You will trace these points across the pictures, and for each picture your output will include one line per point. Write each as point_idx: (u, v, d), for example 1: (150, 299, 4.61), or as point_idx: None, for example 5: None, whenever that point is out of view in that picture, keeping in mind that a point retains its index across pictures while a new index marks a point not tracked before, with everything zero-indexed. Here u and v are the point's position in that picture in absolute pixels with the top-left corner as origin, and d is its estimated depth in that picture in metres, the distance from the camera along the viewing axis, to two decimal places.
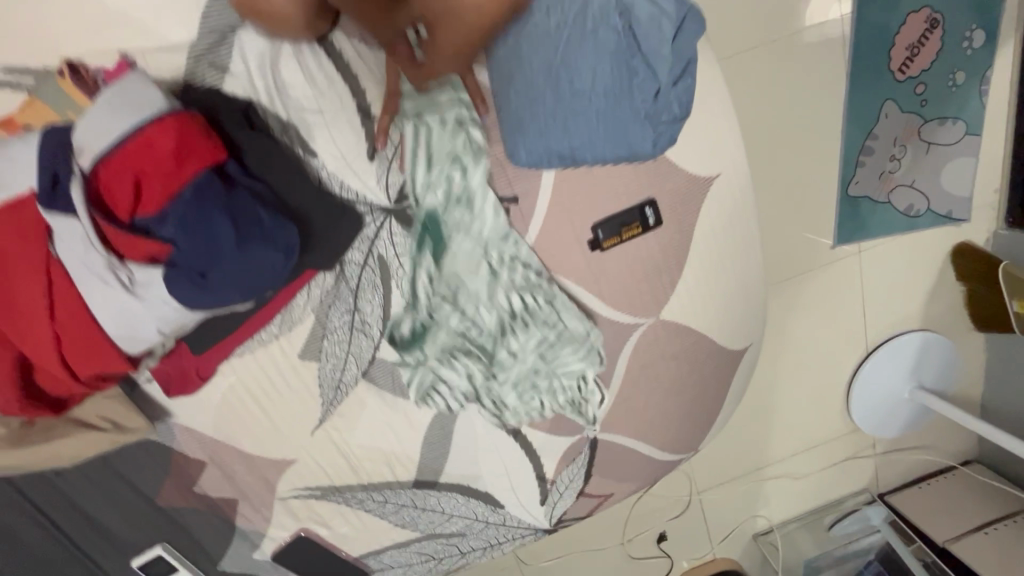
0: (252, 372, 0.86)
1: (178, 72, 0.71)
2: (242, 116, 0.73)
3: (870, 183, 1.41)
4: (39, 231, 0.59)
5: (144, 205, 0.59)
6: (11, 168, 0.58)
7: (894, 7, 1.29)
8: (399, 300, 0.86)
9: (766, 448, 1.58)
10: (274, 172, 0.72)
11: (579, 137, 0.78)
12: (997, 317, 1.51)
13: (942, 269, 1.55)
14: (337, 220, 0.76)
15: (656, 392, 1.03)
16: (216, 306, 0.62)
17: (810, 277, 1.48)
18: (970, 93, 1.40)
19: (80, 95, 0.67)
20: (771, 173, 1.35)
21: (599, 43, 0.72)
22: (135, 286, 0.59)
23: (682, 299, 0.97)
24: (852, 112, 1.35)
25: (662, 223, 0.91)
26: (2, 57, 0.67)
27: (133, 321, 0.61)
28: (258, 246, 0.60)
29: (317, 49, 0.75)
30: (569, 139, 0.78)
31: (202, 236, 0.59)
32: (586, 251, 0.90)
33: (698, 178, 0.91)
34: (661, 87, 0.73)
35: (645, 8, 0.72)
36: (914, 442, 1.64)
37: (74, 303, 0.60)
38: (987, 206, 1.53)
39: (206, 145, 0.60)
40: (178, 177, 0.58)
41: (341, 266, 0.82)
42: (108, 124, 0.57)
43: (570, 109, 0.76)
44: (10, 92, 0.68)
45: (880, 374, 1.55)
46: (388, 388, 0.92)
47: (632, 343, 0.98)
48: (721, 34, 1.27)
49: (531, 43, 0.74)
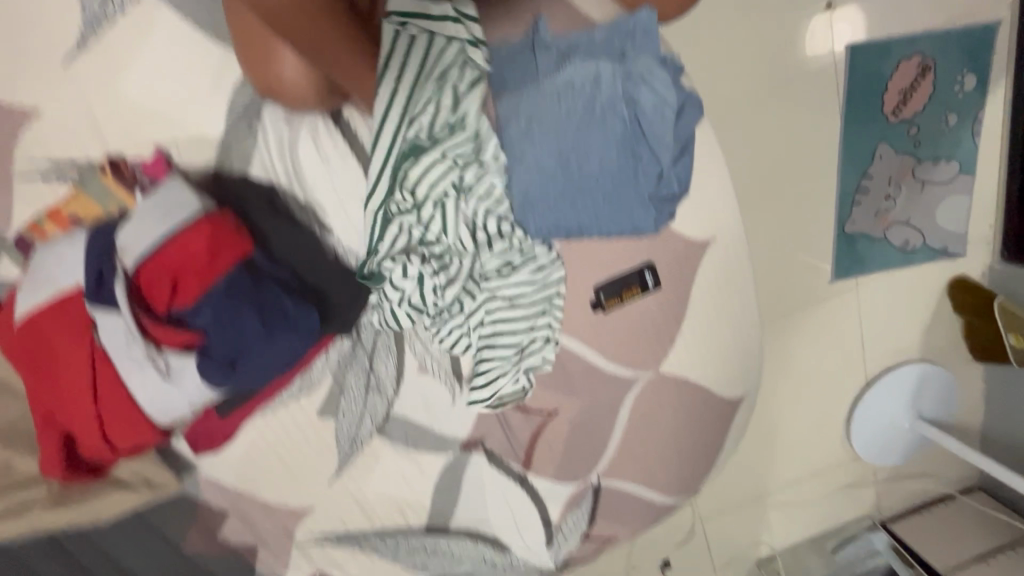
0: (274, 428, 0.92)
1: (206, 161, 0.77)
2: (265, 200, 0.78)
3: (865, 222, 1.41)
4: (86, 323, 0.65)
5: (180, 300, 0.64)
6: (62, 265, 0.66)
7: (888, 50, 1.29)
8: (412, 361, 0.92)
9: (769, 477, 1.58)
10: (297, 253, 0.76)
11: (587, 214, 0.75)
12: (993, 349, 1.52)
13: (939, 302, 1.54)
14: (353, 293, 0.80)
15: (656, 439, 1.06)
16: (244, 388, 0.68)
17: (813, 310, 1.46)
18: (962, 133, 1.40)
19: (124, 193, 0.74)
20: (772, 211, 1.36)
21: (607, 131, 0.72)
22: (171, 373, 0.64)
23: (681, 354, 1.01)
24: (848, 152, 1.34)
25: (661, 285, 0.96)
26: (50, 151, 0.73)
27: (167, 403, 0.66)
28: (283, 332, 0.66)
29: (332, 126, 0.77)
30: (578, 218, 0.76)
31: (232, 327, 0.65)
32: (589, 310, 0.95)
33: (693, 244, 0.96)
34: (662, 169, 0.76)
35: (649, 96, 0.73)
36: (914, 470, 1.66)
37: (115, 387, 0.65)
38: (981, 240, 1.52)
39: (236, 239, 0.65)
40: (210, 273, 0.64)
41: (358, 332, 0.87)
42: (150, 230, 0.64)
43: (577, 190, 0.74)
44: (57, 183, 0.74)
45: (880, 405, 1.57)
46: (402, 441, 0.97)
47: (632, 396, 1.02)
48: (721, 76, 1.26)
49: (542, 128, 0.71)
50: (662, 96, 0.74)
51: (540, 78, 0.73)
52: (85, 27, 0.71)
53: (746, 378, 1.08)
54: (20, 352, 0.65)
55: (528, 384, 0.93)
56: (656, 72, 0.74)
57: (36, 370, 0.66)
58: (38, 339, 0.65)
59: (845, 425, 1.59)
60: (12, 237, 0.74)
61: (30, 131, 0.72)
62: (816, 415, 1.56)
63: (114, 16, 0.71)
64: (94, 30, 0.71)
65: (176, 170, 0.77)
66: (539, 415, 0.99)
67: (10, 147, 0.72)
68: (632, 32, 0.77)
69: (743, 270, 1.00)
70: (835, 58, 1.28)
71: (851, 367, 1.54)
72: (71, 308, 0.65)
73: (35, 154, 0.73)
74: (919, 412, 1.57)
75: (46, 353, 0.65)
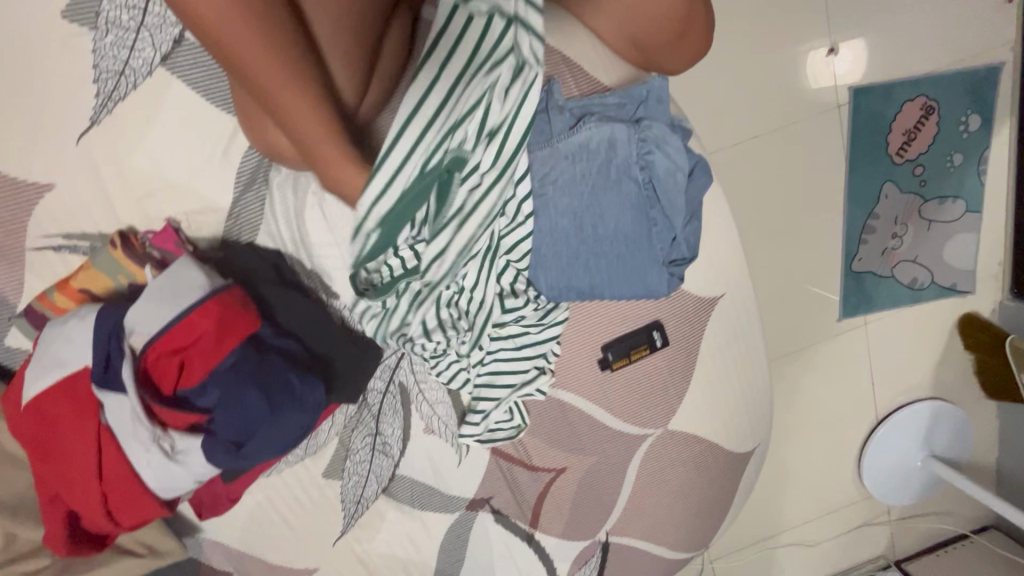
0: (279, 492, 0.90)
1: (217, 231, 0.78)
2: (273, 268, 0.78)
3: (873, 260, 1.38)
4: (93, 404, 0.65)
5: (188, 379, 0.66)
6: (69, 347, 0.65)
7: (889, 95, 1.29)
8: (418, 421, 0.91)
9: (779, 516, 1.53)
10: (302, 321, 0.76)
11: (600, 275, 0.79)
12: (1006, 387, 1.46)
13: (949, 340, 1.50)
14: (358, 359, 0.79)
15: (667, 497, 1.02)
16: (249, 466, 0.67)
17: (818, 349, 1.45)
18: (966, 173, 1.37)
19: (134, 267, 0.74)
20: (777, 250, 1.35)
21: (622, 196, 0.76)
22: (176, 453, 0.64)
23: (690, 410, 0.99)
24: (852, 193, 1.34)
25: (669, 344, 0.94)
26: (64, 225, 0.74)
27: (172, 482, 0.66)
28: (288, 409, 0.65)
29: None
30: (590, 278, 0.79)
31: (239, 407, 0.64)
32: (597, 369, 0.93)
33: (703, 300, 0.94)
34: (675, 234, 0.79)
35: (663, 162, 0.75)
36: (928, 509, 1.60)
37: (120, 466, 0.65)
38: (991, 278, 1.47)
39: (242, 317, 0.65)
40: (217, 352, 0.65)
41: (364, 395, 0.87)
42: (158, 311, 0.64)
43: (593, 251, 0.77)
44: (71, 254, 0.75)
45: (892, 443, 1.50)
46: (408, 501, 0.95)
47: (642, 453, 0.99)
48: (721, 121, 1.28)
49: (558, 190, 0.75)
50: (676, 161, 0.76)
51: (555, 140, 0.75)
52: (99, 103, 0.71)
53: (755, 432, 1.05)
54: (25, 432, 0.65)
55: (518, 421, 0.91)
56: (670, 138, 0.77)
57: (42, 450, 0.66)
58: (43, 420, 0.65)
59: (855, 461, 1.53)
60: (25, 308, 0.76)
61: (41, 205, 0.73)
62: (822, 461, 1.52)
63: (126, 91, 0.71)
64: (107, 107, 0.71)
65: (186, 239, 0.77)
66: (548, 472, 0.98)
67: (23, 222, 0.73)
68: (646, 99, 0.81)
69: (752, 325, 0.98)
70: (839, 100, 1.29)
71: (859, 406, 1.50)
72: (78, 387, 0.65)
73: (50, 229, 0.74)
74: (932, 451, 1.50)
75: (52, 433, 0.65)
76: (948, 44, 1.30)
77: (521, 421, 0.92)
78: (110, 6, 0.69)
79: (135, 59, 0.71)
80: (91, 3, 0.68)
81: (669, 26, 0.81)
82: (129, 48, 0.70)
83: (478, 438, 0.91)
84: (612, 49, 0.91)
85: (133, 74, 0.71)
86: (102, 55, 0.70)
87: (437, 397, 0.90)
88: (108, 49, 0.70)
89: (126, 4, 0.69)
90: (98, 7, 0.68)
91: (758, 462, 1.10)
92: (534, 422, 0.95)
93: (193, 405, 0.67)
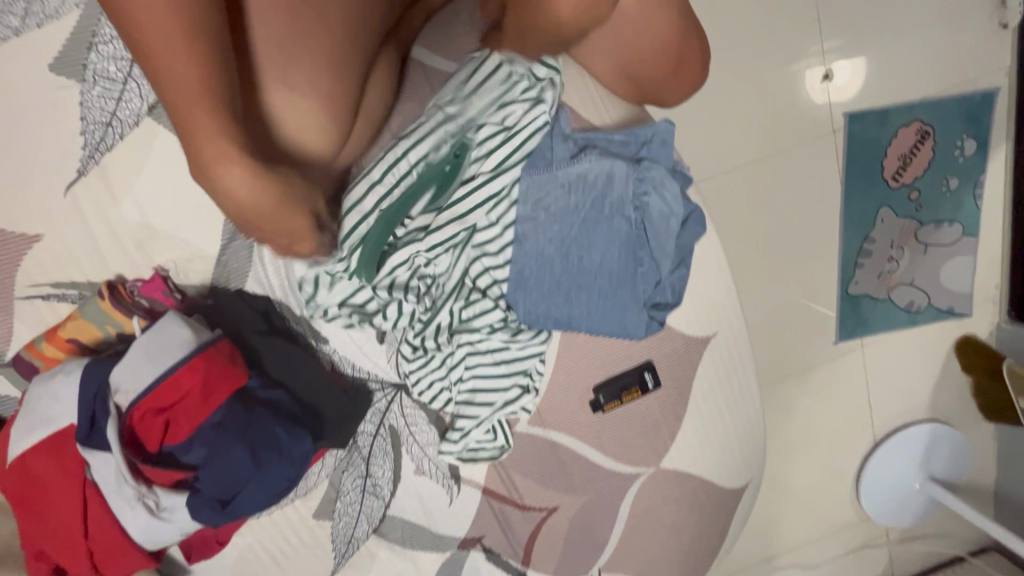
0: (269, 533, 0.88)
1: (205, 278, 0.78)
2: (262, 316, 0.78)
3: (868, 283, 1.30)
4: (78, 462, 0.66)
5: (173, 436, 0.67)
6: (56, 405, 0.66)
7: (884, 119, 1.24)
8: (409, 463, 0.89)
9: (775, 537, 1.40)
10: (291, 371, 0.76)
11: (580, 307, 0.78)
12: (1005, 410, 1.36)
13: (947, 363, 1.40)
14: (345, 404, 0.79)
15: (658, 533, 1.02)
16: (236, 521, 0.68)
17: (815, 368, 1.34)
18: (963, 197, 1.30)
19: (123, 318, 0.74)
20: (773, 266, 1.27)
21: (612, 232, 0.76)
22: (160, 509, 0.65)
23: (681, 449, 0.98)
24: (848, 217, 1.27)
25: (660, 385, 0.93)
26: (54, 274, 0.74)
27: (159, 537, 0.67)
28: (274, 464, 0.66)
29: None
30: (569, 308, 0.78)
31: (224, 465, 0.65)
32: (588, 411, 0.92)
33: (694, 340, 0.94)
34: (660, 277, 0.79)
35: (658, 206, 0.76)
36: (928, 531, 1.49)
37: (106, 523, 0.66)
38: (989, 301, 1.38)
39: (229, 373, 0.66)
40: (203, 410, 0.66)
41: (354, 438, 0.87)
42: (144, 368, 0.65)
43: (575, 282, 0.77)
44: (59, 302, 0.75)
45: (891, 462, 1.40)
46: (399, 542, 0.94)
47: (634, 491, 0.98)
48: (714, 141, 1.22)
49: (549, 218, 0.76)
50: (671, 207, 0.76)
51: (553, 168, 0.75)
52: (86, 153, 0.71)
53: (749, 468, 1.05)
54: (9, 489, 0.66)
55: (504, 442, 0.89)
56: (668, 182, 0.76)
57: (27, 508, 0.66)
58: (28, 478, 0.65)
59: (853, 481, 1.41)
60: (13, 356, 0.76)
61: (31, 254, 0.73)
62: (824, 502, 1.41)
63: (113, 141, 0.71)
64: (94, 158, 0.71)
65: (174, 286, 0.77)
66: (539, 511, 0.97)
67: (13, 272, 0.73)
68: (649, 142, 0.79)
69: (745, 366, 0.98)
70: (835, 126, 1.24)
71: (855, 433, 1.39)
72: (66, 445, 0.66)
73: (39, 278, 0.74)
74: (931, 474, 1.39)
75: (37, 491, 0.66)
76: (941, 69, 1.25)
77: (505, 442, 0.89)
78: (98, 58, 0.69)
79: (122, 110, 0.71)
80: (79, 56, 0.69)
81: (666, 58, 0.80)
82: (116, 99, 0.70)
83: (458, 457, 0.88)
84: (608, 87, 0.87)
85: (119, 124, 0.71)
86: (90, 106, 0.70)
87: (427, 440, 0.89)
88: (95, 100, 0.70)
89: (114, 56, 0.69)
90: (86, 59, 0.69)
91: (752, 498, 1.09)
92: (525, 462, 0.94)
93: (178, 460, 0.68)
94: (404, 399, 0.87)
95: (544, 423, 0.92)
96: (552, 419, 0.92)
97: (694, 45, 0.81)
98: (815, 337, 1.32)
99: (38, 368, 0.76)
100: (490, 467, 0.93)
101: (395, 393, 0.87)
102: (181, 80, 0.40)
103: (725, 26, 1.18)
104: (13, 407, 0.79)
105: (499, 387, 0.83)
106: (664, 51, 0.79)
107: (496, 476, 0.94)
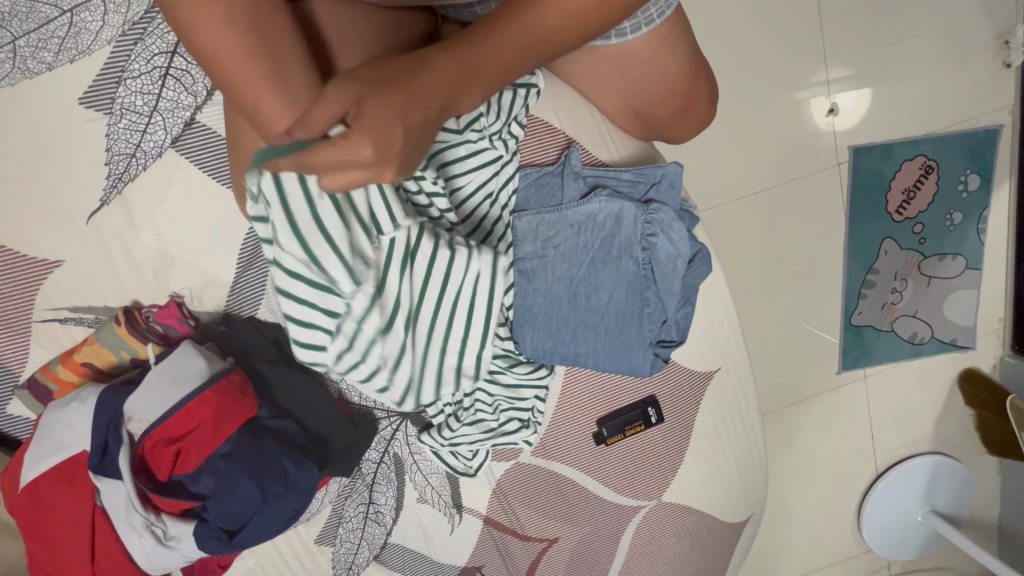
0: (270, 555, 0.88)
1: (219, 305, 0.80)
2: (273, 343, 0.80)
3: (872, 314, 1.29)
4: (88, 492, 0.73)
5: (182, 465, 0.72)
6: (70, 431, 0.72)
7: (888, 154, 1.24)
8: (411, 493, 0.90)
9: (775, 567, 1.40)
10: (300, 402, 0.79)
11: (586, 345, 0.79)
12: (1003, 439, 1.34)
13: (949, 396, 1.39)
14: (352, 430, 0.82)
15: (660, 564, 1.02)
16: (238, 550, 0.75)
17: (817, 398, 1.33)
18: (966, 232, 1.29)
19: (138, 344, 0.77)
20: (777, 297, 1.27)
21: (619, 272, 0.78)
22: (168, 538, 0.72)
23: (683, 483, 0.98)
24: (851, 248, 1.26)
25: (663, 420, 0.93)
26: (74, 299, 0.76)
27: (163, 562, 0.74)
28: (280, 496, 0.72)
29: None
30: (575, 345, 0.79)
31: (230, 495, 0.71)
32: (591, 444, 0.92)
33: (700, 375, 0.94)
34: (667, 317, 0.80)
35: (666, 247, 0.77)
36: (931, 563, 1.46)
37: (111, 548, 0.73)
38: (992, 334, 1.36)
39: (240, 403, 0.71)
40: (211, 441, 0.71)
41: (358, 466, 0.87)
42: (158, 401, 0.71)
43: (582, 320, 0.79)
44: (75, 326, 0.77)
45: (895, 494, 1.37)
46: (398, 568, 0.94)
47: (633, 523, 0.98)
48: (718, 172, 1.22)
49: (560, 257, 0.77)
50: (679, 248, 0.77)
51: (563, 207, 0.78)
52: (109, 183, 0.73)
53: (749, 503, 1.05)
54: (22, 514, 0.73)
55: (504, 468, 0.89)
56: (676, 224, 0.77)
57: (38, 530, 0.73)
58: (40, 504, 0.72)
59: (855, 512, 1.40)
60: (28, 379, 0.78)
61: (50, 279, 0.75)
62: (825, 534, 1.40)
63: (136, 172, 0.73)
64: (116, 187, 0.73)
65: (189, 312, 0.79)
66: (539, 542, 0.98)
67: (32, 296, 0.75)
68: (659, 182, 0.80)
69: (749, 403, 0.98)
70: (839, 159, 1.23)
71: (858, 467, 1.38)
72: (77, 471, 0.73)
73: (58, 303, 0.76)
74: (934, 507, 1.37)
75: (48, 516, 0.73)
76: (945, 105, 1.25)
77: (474, 466, 0.88)
78: (126, 92, 0.71)
79: (146, 142, 0.73)
80: (108, 90, 0.71)
81: (676, 96, 0.80)
82: (142, 131, 0.72)
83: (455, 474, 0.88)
84: (619, 126, 0.86)
85: (143, 155, 0.73)
86: (116, 138, 0.72)
87: (430, 468, 0.89)
88: (121, 132, 0.72)
89: (142, 91, 0.71)
90: (115, 93, 0.71)
91: (754, 530, 1.09)
92: (528, 491, 0.94)
93: (185, 489, 0.74)
94: (409, 428, 0.88)
95: (546, 455, 0.92)
96: (554, 450, 0.92)
97: (702, 86, 0.82)
98: (815, 369, 1.32)
99: (52, 390, 0.79)
100: (492, 497, 0.93)
101: (400, 421, 0.88)
102: (221, 39, 0.45)
103: (734, 59, 1.18)
104: (26, 427, 0.82)
105: (497, 418, 0.83)
106: (673, 91, 0.80)
107: (498, 506, 0.94)
